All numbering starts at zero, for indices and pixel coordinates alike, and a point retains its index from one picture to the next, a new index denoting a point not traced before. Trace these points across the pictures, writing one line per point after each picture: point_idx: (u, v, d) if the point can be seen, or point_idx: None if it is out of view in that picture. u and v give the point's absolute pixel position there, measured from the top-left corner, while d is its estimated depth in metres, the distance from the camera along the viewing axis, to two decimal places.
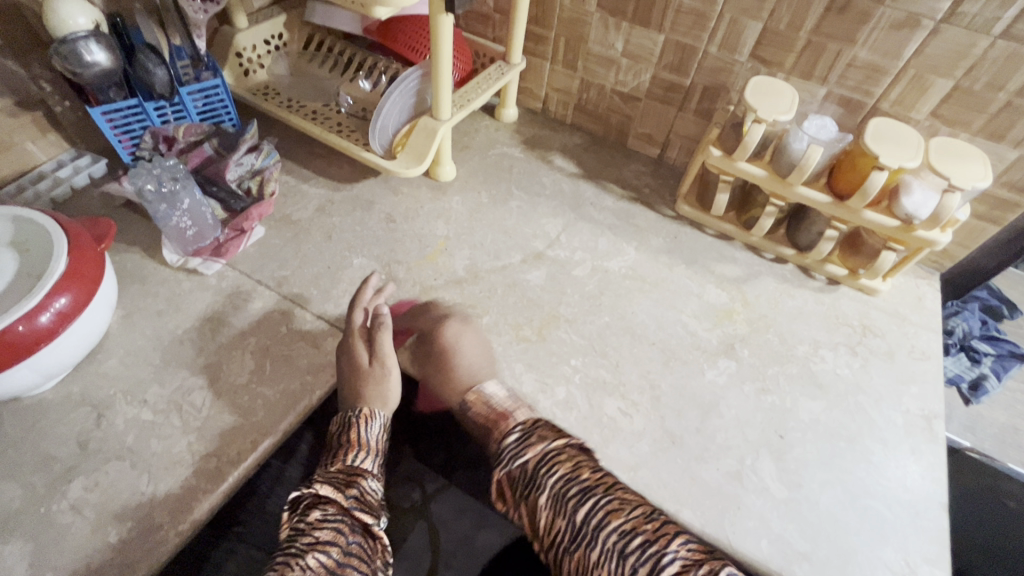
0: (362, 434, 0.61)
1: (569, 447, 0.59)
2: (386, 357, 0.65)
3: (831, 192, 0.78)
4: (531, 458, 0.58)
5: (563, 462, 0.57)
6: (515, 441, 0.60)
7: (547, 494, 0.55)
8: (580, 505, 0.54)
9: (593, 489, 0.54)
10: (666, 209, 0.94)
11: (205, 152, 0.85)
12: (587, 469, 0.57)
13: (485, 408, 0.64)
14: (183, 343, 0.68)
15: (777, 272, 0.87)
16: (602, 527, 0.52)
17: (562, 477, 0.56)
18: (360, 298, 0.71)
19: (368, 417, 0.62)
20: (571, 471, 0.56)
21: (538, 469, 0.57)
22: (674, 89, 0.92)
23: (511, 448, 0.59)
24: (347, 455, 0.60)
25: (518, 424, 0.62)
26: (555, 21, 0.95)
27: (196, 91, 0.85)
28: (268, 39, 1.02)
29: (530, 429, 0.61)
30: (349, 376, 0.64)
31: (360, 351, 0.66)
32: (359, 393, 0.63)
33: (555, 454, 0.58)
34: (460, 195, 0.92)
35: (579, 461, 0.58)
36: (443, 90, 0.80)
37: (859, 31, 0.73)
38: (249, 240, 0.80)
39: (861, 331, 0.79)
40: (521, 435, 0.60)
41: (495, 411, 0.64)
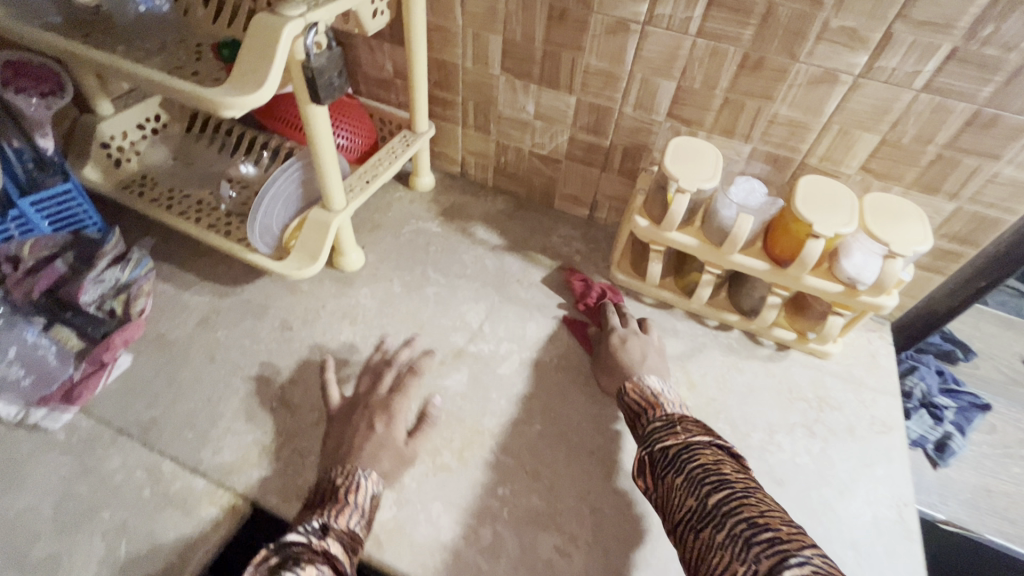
0: (366, 502, 0.54)
1: (711, 445, 0.52)
2: (417, 438, 0.63)
3: (768, 259, 0.71)
4: (674, 443, 0.53)
5: (705, 454, 0.50)
6: (663, 427, 0.56)
7: (681, 476, 0.49)
8: (713, 493, 0.46)
9: (731, 480, 0.46)
10: (599, 278, 0.86)
11: (57, 271, 0.73)
12: (730, 466, 0.49)
13: (637, 395, 0.62)
14: (14, 531, 0.56)
15: (722, 342, 0.79)
16: (728, 511, 0.44)
17: (698, 463, 0.49)
18: (399, 364, 0.70)
19: (374, 480, 0.56)
20: (710, 461, 0.49)
21: (680, 455, 0.51)
22: (594, 150, 0.84)
23: (659, 429, 0.56)
24: (348, 517, 0.52)
25: (672, 411, 0.58)
26: (460, 85, 0.87)
27: (43, 199, 0.74)
28: (141, 123, 0.91)
29: (677, 420, 0.56)
30: (368, 437, 0.59)
31: (398, 423, 0.62)
32: (369, 458, 0.58)
33: (697, 446, 0.51)
34: (369, 286, 0.82)
35: (723, 458, 0.50)
36: (330, 182, 0.70)
37: (777, 88, 0.67)
38: (110, 376, 0.68)
39: (817, 406, 0.73)
40: (665, 423, 0.56)
41: (645, 399, 0.61)
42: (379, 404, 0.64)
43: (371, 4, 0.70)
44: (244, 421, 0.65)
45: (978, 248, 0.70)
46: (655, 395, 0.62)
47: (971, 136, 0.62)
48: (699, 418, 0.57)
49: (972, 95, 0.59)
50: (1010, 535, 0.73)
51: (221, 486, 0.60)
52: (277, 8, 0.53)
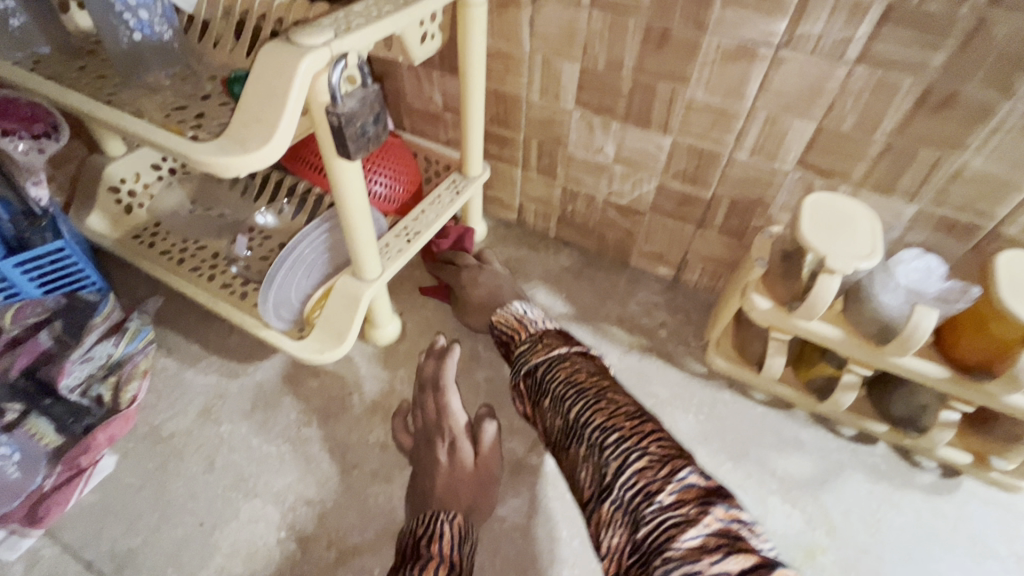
0: (452, 549, 0.44)
1: (572, 355, 0.51)
2: (491, 460, 0.55)
3: (947, 362, 0.52)
4: (540, 362, 0.52)
5: (565, 366, 0.49)
6: (525, 349, 0.55)
7: (548, 399, 0.48)
8: (574, 401, 0.45)
9: (586, 389, 0.46)
10: (693, 363, 0.69)
11: (40, 344, 0.60)
12: (584, 373, 0.48)
13: (504, 324, 0.62)
14: None
15: (865, 461, 0.60)
16: (587, 422, 0.43)
17: (561, 380, 0.48)
18: (450, 381, 0.59)
19: (461, 529, 0.47)
20: (569, 374, 0.48)
21: (545, 374, 0.50)
22: (689, 202, 0.67)
23: (523, 354, 0.55)
24: (436, 571, 0.41)
25: (540, 331, 0.58)
26: (523, 121, 0.71)
27: (30, 259, 0.62)
28: (158, 163, 0.80)
29: (539, 337, 0.56)
30: (440, 471, 0.52)
31: (465, 446, 0.54)
32: (450, 497, 0.50)
33: (559, 356, 0.51)
34: (407, 367, 0.67)
35: (582, 365, 0.49)
36: (363, 248, 0.56)
37: (971, 134, 0.48)
38: (87, 485, 0.55)
39: (1016, 570, 0.53)
40: (530, 345, 0.55)
41: (511, 326, 0.60)
42: (444, 429, 0.56)
43: (420, 27, 0.56)
44: (244, 559, 0.51)
45: None
46: (519, 319, 0.61)
47: None
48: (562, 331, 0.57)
49: None
50: None
51: None
52: (292, 35, 0.39)
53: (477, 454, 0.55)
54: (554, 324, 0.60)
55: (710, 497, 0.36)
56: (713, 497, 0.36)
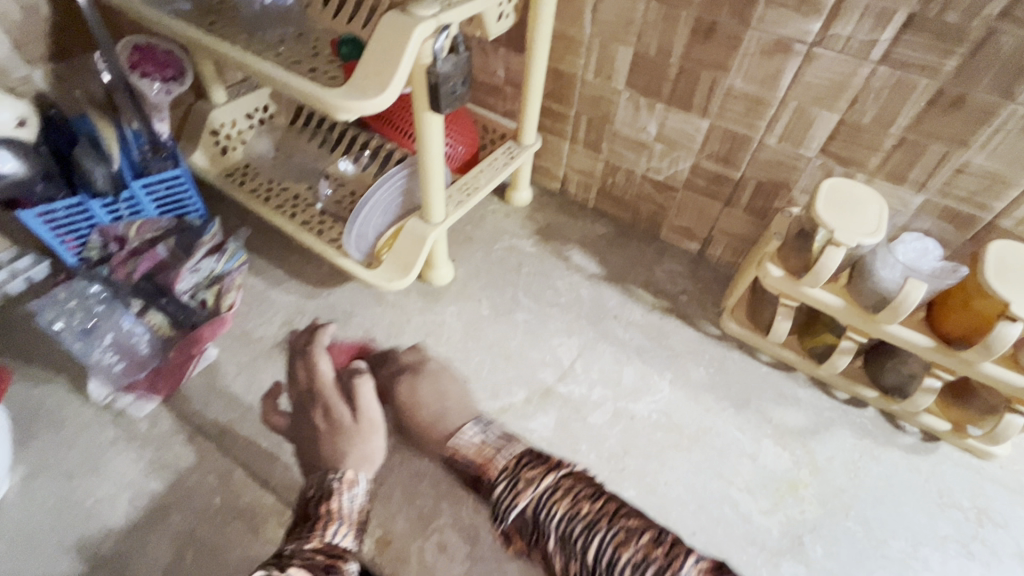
0: (346, 506, 0.54)
1: (558, 479, 0.53)
2: (370, 410, 0.64)
3: (932, 333, 0.60)
4: (527, 505, 0.52)
5: (561, 497, 0.51)
6: (502, 491, 0.54)
7: (553, 537, 0.51)
8: (587, 540, 0.49)
9: (596, 523, 0.49)
10: (708, 325, 0.77)
11: (158, 255, 0.72)
12: (586, 501, 0.51)
13: (466, 459, 0.58)
14: (91, 521, 0.55)
15: (854, 420, 0.68)
16: (612, 564, 0.47)
17: (563, 516, 0.50)
18: (320, 349, 0.69)
19: (349, 484, 0.57)
20: (570, 508, 0.50)
21: (539, 513, 0.52)
22: (720, 181, 0.75)
23: (503, 496, 0.54)
24: (327, 528, 0.52)
25: (503, 463, 0.56)
26: (576, 98, 0.80)
27: (154, 182, 0.74)
28: (250, 113, 0.91)
29: (515, 472, 0.54)
30: (325, 436, 0.62)
31: (337, 407, 0.64)
32: (340, 450, 0.60)
33: (547, 494, 0.52)
34: (457, 304, 0.77)
35: (578, 489, 0.52)
36: (433, 194, 0.66)
37: (974, 133, 0.55)
38: (196, 368, 0.67)
39: (976, 519, 0.60)
40: (507, 482, 0.54)
41: (475, 461, 0.58)
42: (323, 398, 0.65)
43: (497, 7, 0.65)
44: (319, 437, 0.62)
45: None
46: (479, 445, 0.59)
47: None
48: (532, 453, 0.56)
49: None
50: None
51: (292, 506, 0.57)
52: (408, 6, 0.48)
53: (354, 408, 0.64)
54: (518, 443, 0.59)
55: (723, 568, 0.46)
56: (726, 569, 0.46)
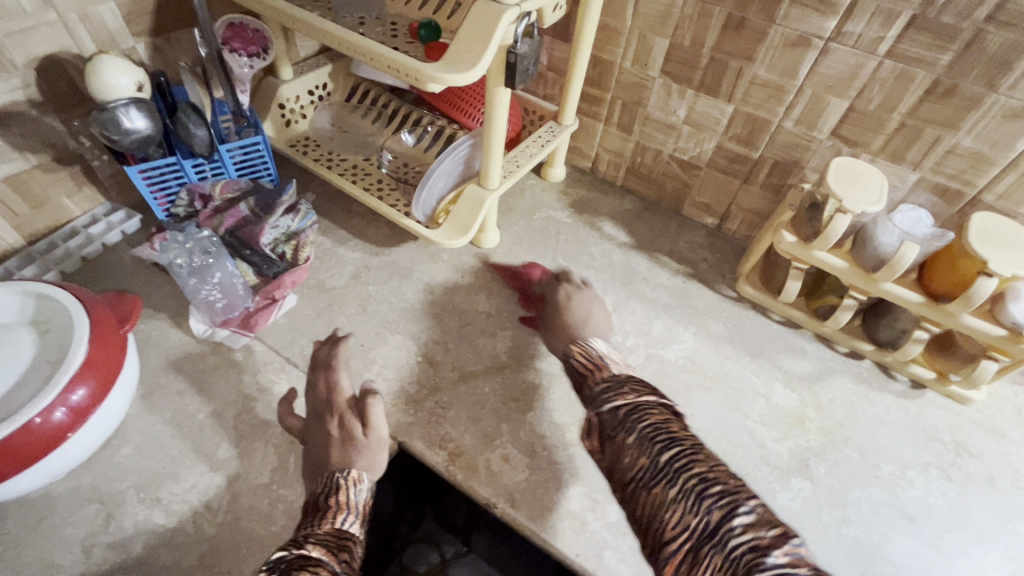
0: (350, 497, 0.53)
1: (667, 414, 0.51)
2: (381, 426, 0.60)
3: (923, 291, 0.70)
4: (624, 441, 0.49)
5: (656, 416, 0.51)
6: (624, 412, 0.52)
7: (634, 445, 0.49)
8: (674, 479, 0.45)
9: (721, 478, 0.44)
10: (726, 289, 0.87)
11: (241, 212, 0.81)
12: (719, 467, 0.46)
13: (584, 359, 0.61)
14: (203, 431, 0.63)
15: (853, 370, 0.78)
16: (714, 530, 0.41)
17: (680, 477, 0.45)
18: (342, 364, 0.67)
19: (356, 479, 0.55)
20: (698, 464, 0.45)
21: (631, 419, 0.51)
22: (740, 161, 0.85)
23: (610, 422, 0.52)
24: (336, 517, 0.51)
25: (614, 376, 0.57)
26: (613, 83, 0.89)
27: (237, 147, 0.82)
28: (311, 89, 0.98)
29: (623, 391, 0.54)
30: (337, 442, 0.59)
31: (353, 421, 0.61)
32: (348, 459, 0.57)
33: (648, 410, 0.51)
34: (504, 264, 0.86)
35: (715, 469, 0.45)
36: (493, 162, 0.75)
37: (963, 118, 0.65)
38: (280, 310, 0.75)
39: (954, 450, 0.70)
40: (615, 391, 0.54)
41: (594, 362, 0.60)
42: (336, 409, 0.62)
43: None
44: (392, 370, 0.71)
45: None
46: (601, 357, 0.61)
47: None
48: (645, 376, 0.56)
49: None
50: None
51: None
52: None
53: (365, 424, 0.60)
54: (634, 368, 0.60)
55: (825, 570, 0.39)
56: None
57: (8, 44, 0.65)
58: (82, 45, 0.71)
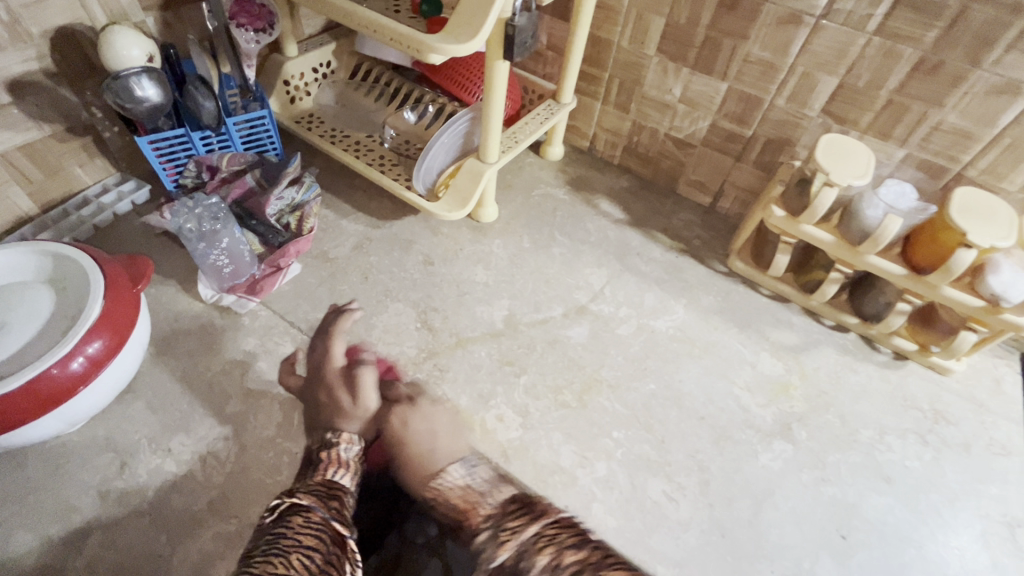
0: (342, 453, 0.56)
1: (544, 529, 0.45)
2: (368, 396, 0.62)
3: (906, 264, 0.72)
4: (508, 557, 0.44)
5: (543, 548, 0.43)
6: (486, 541, 0.46)
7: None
8: None
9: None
10: (717, 264, 0.89)
11: (246, 184, 0.83)
12: (569, 553, 0.43)
13: (448, 505, 0.51)
14: (212, 387, 0.66)
15: (838, 342, 0.80)
16: None
17: (541, 574, 0.42)
18: (338, 331, 0.69)
19: (348, 441, 0.58)
20: (551, 560, 0.42)
21: (519, 568, 0.43)
22: (733, 139, 0.87)
23: (485, 546, 0.46)
24: (328, 470, 0.53)
25: (491, 507, 0.49)
26: (610, 62, 0.91)
27: (243, 121, 0.84)
28: (316, 67, 1.00)
29: (499, 519, 0.47)
30: (329, 410, 0.61)
31: (342, 389, 0.63)
32: (337, 424, 0.59)
33: (528, 544, 0.44)
34: (502, 238, 0.89)
35: (562, 538, 0.44)
36: (491, 136, 0.77)
37: (948, 95, 0.67)
38: (285, 278, 0.78)
39: (932, 418, 0.73)
40: (491, 531, 0.47)
41: (459, 506, 0.51)
42: (325, 378, 0.65)
43: None
44: (392, 335, 0.74)
45: None
46: (466, 490, 0.51)
47: None
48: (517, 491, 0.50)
49: None
50: None
51: None
52: None
53: (353, 393, 0.62)
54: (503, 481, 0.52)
55: None
56: None
57: (25, 14, 0.67)
58: (94, 16, 0.73)
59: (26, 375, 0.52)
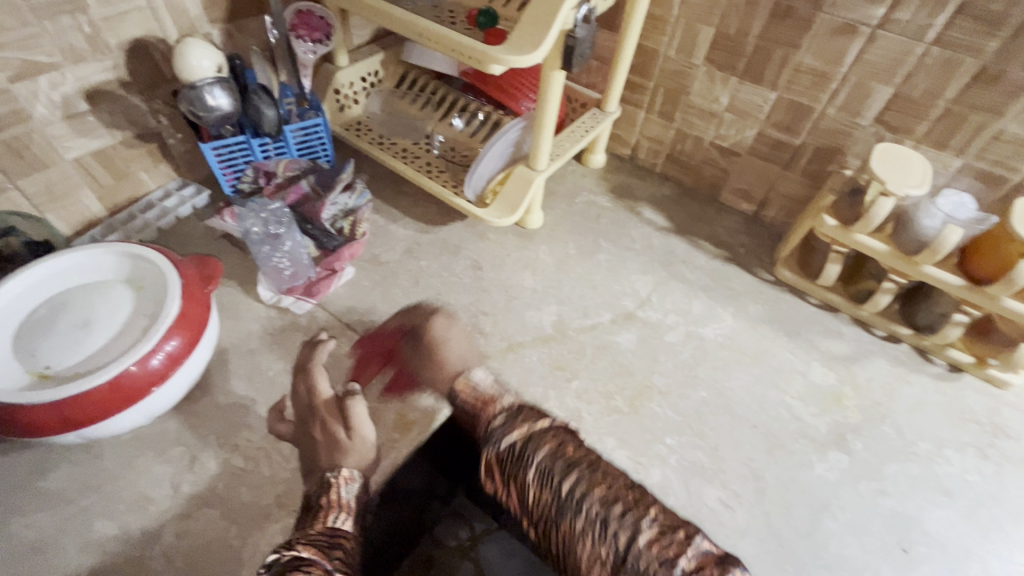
0: (340, 494, 0.57)
1: (553, 427, 0.63)
2: (364, 428, 0.63)
3: (963, 274, 0.71)
4: (517, 437, 0.62)
5: (548, 440, 0.62)
6: (501, 425, 0.64)
7: (534, 470, 0.60)
8: (564, 478, 0.59)
9: (576, 463, 0.60)
10: (763, 273, 0.89)
11: (302, 189, 0.85)
12: (571, 446, 0.62)
13: (470, 394, 0.66)
14: (274, 385, 0.68)
15: (890, 352, 0.79)
16: (583, 495, 0.58)
17: (547, 454, 0.61)
18: (318, 366, 0.69)
19: (348, 478, 0.59)
20: (556, 449, 0.61)
21: (525, 448, 0.61)
22: (781, 148, 0.87)
23: (498, 429, 0.63)
24: (329, 515, 0.56)
25: (504, 406, 0.65)
26: (656, 71, 0.92)
27: (299, 128, 0.87)
28: (364, 76, 1.03)
29: (514, 410, 0.65)
30: (323, 448, 0.62)
31: (334, 425, 0.63)
32: (335, 460, 0.61)
33: (540, 433, 0.62)
34: (547, 244, 0.90)
35: (565, 437, 0.62)
36: (543, 144, 0.78)
37: (1010, 104, 0.66)
38: (339, 281, 0.80)
39: (991, 432, 0.71)
40: (507, 417, 0.64)
41: (481, 396, 0.66)
42: (316, 415, 0.65)
43: None
44: (444, 338, 0.75)
45: None
46: (486, 390, 0.67)
47: None
48: (532, 404, 0.66)
49: None
50: None
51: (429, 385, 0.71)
52: None
53: (348, 425, 0.63)
54: (520, 395, 0.69)
55: (722, 562, 0.54)
56: (724, 562, 0.54)
57: (105, 26, 0.70)
58: (166, 29, 0.77)
59: (111, 370, 0.54)
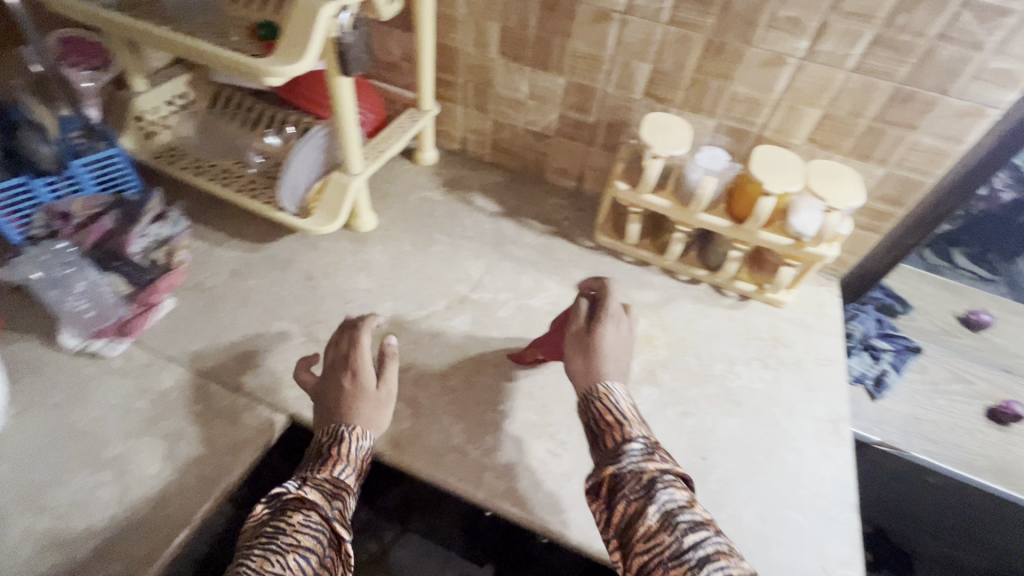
0: (354, 451, 0.59)
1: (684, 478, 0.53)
2: (391, 381, 0.65)
3: (730, 217, 0.83)
4: (665, 501, 0.50)
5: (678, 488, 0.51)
6: (632, 459, 0.53)
7: (653, 513, 0.49)
8: (691, 531, 0.48)
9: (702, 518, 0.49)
10: (585, 241, 0.97)
11: (104, 226, 0.79)
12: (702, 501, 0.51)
13: (607, 405, 0.58)
14: (85, 436, 0.65)
15: (692, 293, 0.91)
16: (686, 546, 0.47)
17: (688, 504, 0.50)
18: (364, 329, 0.66)
19: (360, 435, 0.60)
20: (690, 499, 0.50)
21: (654, 485, 0.51)
22: (580, 126, 0.96)
23: (656, 475, 0.52)
24: (335, 466, 0.57)
25: (639, 435, 0.56)
26: (462, 67, 0.97)
27: (92, 162, 0.80)
28: (170, 100, 0.98)
29: (650, 444, 0.55)
30: (353, 396, 0.62)
31: (364, 375, 0.64)
32: (352, 411, 0.61)
33: (670, 486, 0.51)
34: (382, 244, 0.92)
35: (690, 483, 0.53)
36: (349, 148, 0.80)
37: (735, 69, 0.78)
38: (157, 315, 0.77)
39: (772, 343, 0.85)
40: (644, 448, 0.54)
41: (618, 413, 0.58)
42: (351, 364, 0.64)
43: None
44: (277, 352, 0.75)
45: (904, 209, 0.83)
46: (620, 410, 0.58)
47: (894, 111, 0.74)
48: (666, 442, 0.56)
49: (892, 74, 0.71)
50: (933, 452, 0.89)
51: (263, 402, 0.70)
52: None
53: (379, 377, 0.65)
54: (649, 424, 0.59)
55: None
56: None
57: None
58: None
59: None
